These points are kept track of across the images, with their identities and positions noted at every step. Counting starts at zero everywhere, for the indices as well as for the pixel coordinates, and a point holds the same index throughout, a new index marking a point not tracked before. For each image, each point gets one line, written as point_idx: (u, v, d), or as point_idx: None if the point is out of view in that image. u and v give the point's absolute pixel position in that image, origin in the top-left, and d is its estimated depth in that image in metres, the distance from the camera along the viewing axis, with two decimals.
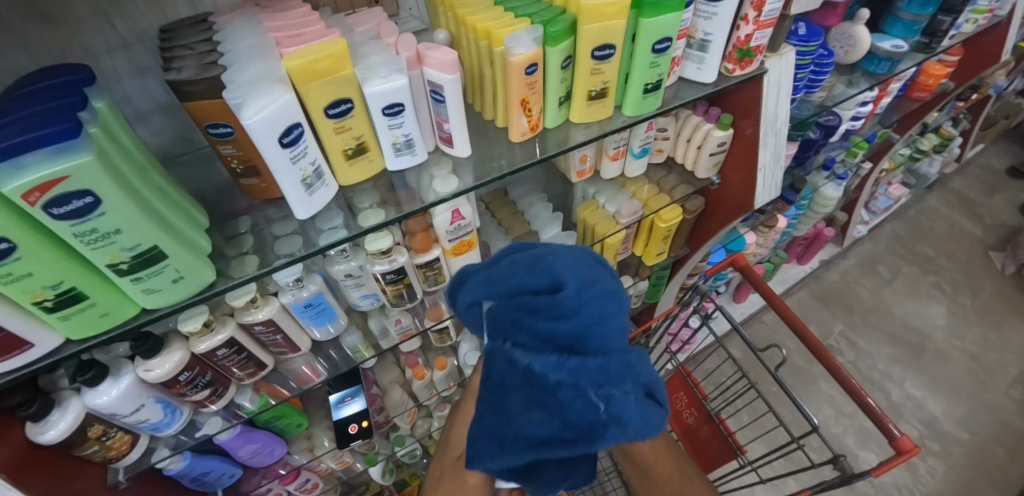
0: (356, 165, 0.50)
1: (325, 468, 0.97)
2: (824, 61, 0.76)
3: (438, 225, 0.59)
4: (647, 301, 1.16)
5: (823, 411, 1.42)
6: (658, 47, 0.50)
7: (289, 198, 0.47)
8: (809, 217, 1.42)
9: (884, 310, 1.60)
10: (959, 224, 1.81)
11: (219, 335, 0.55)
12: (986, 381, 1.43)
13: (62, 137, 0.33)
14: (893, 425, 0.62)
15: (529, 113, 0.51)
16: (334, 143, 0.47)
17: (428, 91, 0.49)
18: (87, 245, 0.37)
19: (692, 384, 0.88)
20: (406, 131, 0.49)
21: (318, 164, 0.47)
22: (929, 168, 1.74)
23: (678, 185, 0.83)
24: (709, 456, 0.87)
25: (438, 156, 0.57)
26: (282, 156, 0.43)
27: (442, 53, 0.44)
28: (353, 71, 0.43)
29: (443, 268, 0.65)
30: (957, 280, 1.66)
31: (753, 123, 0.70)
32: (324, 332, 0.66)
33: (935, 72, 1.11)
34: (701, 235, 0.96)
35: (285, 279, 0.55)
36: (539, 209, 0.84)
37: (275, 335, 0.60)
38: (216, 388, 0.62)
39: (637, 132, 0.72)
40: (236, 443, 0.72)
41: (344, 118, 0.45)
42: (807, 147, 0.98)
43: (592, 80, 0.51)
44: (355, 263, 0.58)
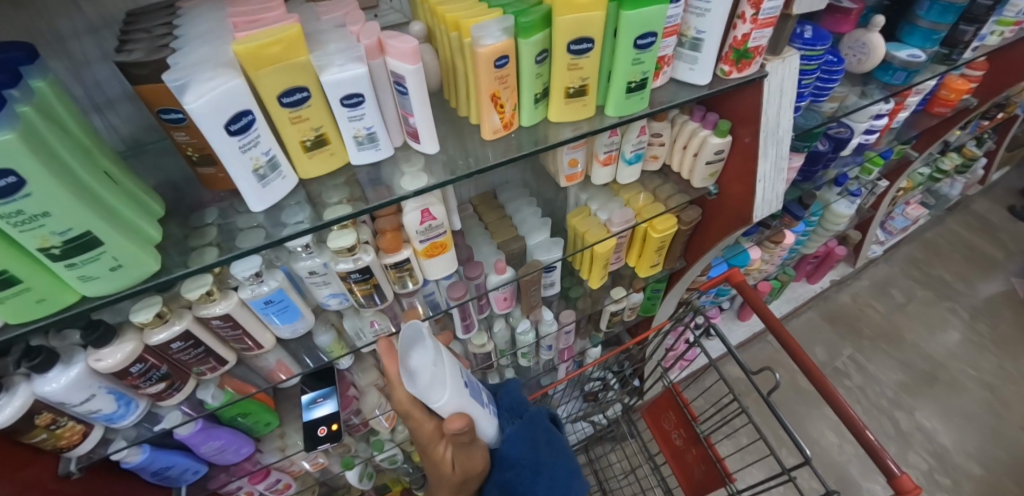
0: (316, 157, 0.48)
1: (298, 469, 0.94)
2: (832, 68, 0.72)
3: (408, 225, 0.57)
4: (644, 313, 1.10)
5: (827, 438, 1.35)
6: (641, 43, 0.47)
7: (241, 189, 0.45)
8: (820, 234, 1.36)
9: (896, 335, 1.52)
10: (981, 248, 1.72)
11: (175, 326, 0.53)
12: (1004, 415, 1.34)
13: None
14: (893, 462, 0.57)
15: (501, 110, 0.48)
16: (290, 133, 0.45)
17: (392, 83, 0.46)
18: (13, 226, 0.34)
19: (681, 404, 0.83)
20: (367, 124, 0.47)
21: (273, 154, 0.45)
22: (952, 190, 1.68)
23: (674, 195, 0.78)
24: (696, 481, 0.82)
25: (408, 152, 0.54)
26: (230, 144, 0.40)
27: (402, 42, 0.42)
28: (309, 58, 0.41)
29: (415, 270, 0.62)
30: (976, 306, 1.57)
31: (752, 131, 0.66)
32: (290, 331, 0.64)
33: (957, 86, 1.05)
34: (697, 248, 0.91)
35: (243, 274, 0.53)
36: (527, 213, 0.80)
37: (235, 330, 0.57)
38: (172, 382, 0.60)
39: (629, 135, 0.67)
40: (197, 439, 0.70)
41: (300, 107, 0.43)
42: (814, 160, 0.92)
43: (569, 76, 0.48)
44: (319, 259, 0.56)
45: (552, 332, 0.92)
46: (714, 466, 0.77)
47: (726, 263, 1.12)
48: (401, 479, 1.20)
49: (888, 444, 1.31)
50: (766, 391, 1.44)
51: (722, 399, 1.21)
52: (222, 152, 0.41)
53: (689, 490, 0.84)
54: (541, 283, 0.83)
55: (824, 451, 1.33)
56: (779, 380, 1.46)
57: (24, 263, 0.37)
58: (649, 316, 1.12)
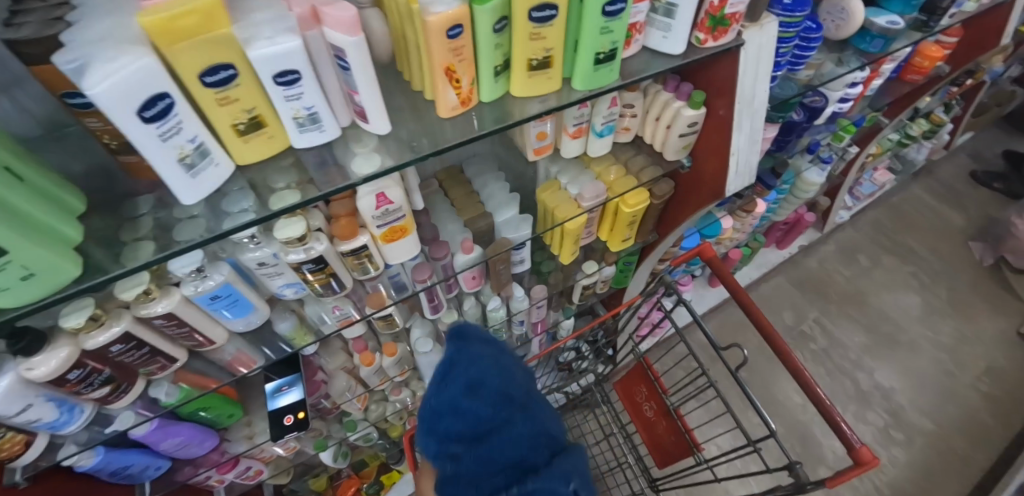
0: (252, 141, 0.44)
1: (270, 456, 0.93)
2: (810, 35, 0.69)
3: (363, 210, 0.52)
4: (615, 285, 1.09)
5: (791, 398, 1.41)
6: (610, 9, 0.42)
7: (166, 181, 0.40)
8: (790, 202, 1.37)
9: (860, 298, 1.58)
10: (942, 213, 1.78)
11: (114, 328, 0.49)
12: (955, 374, 1.43)
13: None
14: (853, 434, 0.58)
15: (457, 85, 0.44)
16: (220, 115, 0.40)
17: (333, 56, 0.41)
18: None
19: (652, 377, 0.84)
20: (307, 103, 0.42)
21: (201, 140, 0.40)
22: (918, 154, 1.71)
23: (646, 167, 0.76)
24: (667, 450, 0.84)
25: (358, 131, 0.49)
26: (147, 133, 0.35)
27: (339, 9, 0.36)
28: (233, 30, 0.36)
29: (374, 255, 0.58)
30: (935, 270, 1.64)
31: (727, 104, 0.63)
32: (245, 324, 0.60)
33: (930, 53, 1.04)
34: (669, 221, 0.90)
35: (183, 269, 0.49)
36: (494, 189, 0.76)
37: (182, 327, 0.54)
38: (118, 384, 0.56)
39: (600, 107, 0.64)
40: (156, 437, 0.67)
41: (227, 87, 0.38)
42: (789, 130, 0.91)
43: (532, 47, 0.43)
44: (268, 250, 0.52)
45: (524, 309, 0.91)
46: (683, 436, 0.79)
47: (698, 233, 1.12)
48: (379, 453, 1.21)
49: (847, 403, 1.38)
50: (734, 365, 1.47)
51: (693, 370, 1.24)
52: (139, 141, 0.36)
53: (658, 457, 0.87)
54: (511, 261, 0.80)
55: (787, 411, 1.40)
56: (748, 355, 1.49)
57: None
58: (622, 288, 1.11)
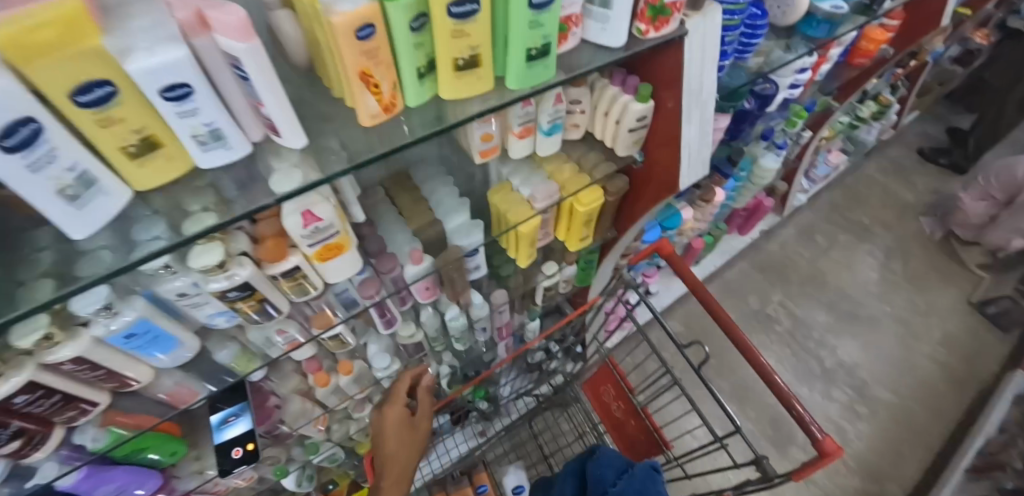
0: (147, 164, 0.39)
1: (224, 488, 0.86)
2: (755, 22, 0.68)
3: (290, 230, 0.48)
4: (579, 284, 1.08)
5: (760, 381, 1.44)
6: (538, 1, 0.39)
7: (46, 215, 0.35)
8: (749, 189, 1.37)
9: (820, 279, 1.62)
10: (893, 191, 1.84)
11: (13, 380, 0.42)
12: (913, 345, 1.48)
13: None
14: (816, 425, 0.58)
15: (377, 91, 0.40)
16: (104, 138, 0.35)
17: (230, 66, 0.36)
18: None
19: (618, 377, 0.83)
20: (206, 119, 0.37)
21: (85, 167, 0.35)
22: (868, 136, 1.74)
23: (600, 163, 0.74)
24: (638, 450, 0.83)
25: (275, 144, 0.45)
26: (11, 165, 0.30)
27: (226, 12, 0.32)
28: (104, 42, 0.31)
29: (309, 276, 0.54)
30: (889, 246, 1.69)
31: (675, 96, 0.62)
32: (173, 358, 0.56)
33: (875, 36, 1.05)
34: (628, 217, 0.88)
35: (88, 309, 0.43)
36: (444, 194, 0.73)
37: (96, 371, 0.49)
38: (31, 437, 0.50)
39: (544, 104, 0.61)
40: (87, 486, 0.62)
41: (106, 106, 0.33)
42: (743, 119, 0.91)
43: (456, 45, 0.40)
44: (187, 280, 0.47)
45: (485, 315, 0.89)
46: (652, 436, 0.78)
47: (659, 225, 1.12)
48: (348, 471, 1.17)
49: (814, 382, 1.42)
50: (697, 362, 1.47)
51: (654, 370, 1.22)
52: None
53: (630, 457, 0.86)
54: (465, 268, 0.77)
55: (757, 393, 1.42)
56: (710, 353, 1.49)
57: None
58: (586, 286, 1.09)
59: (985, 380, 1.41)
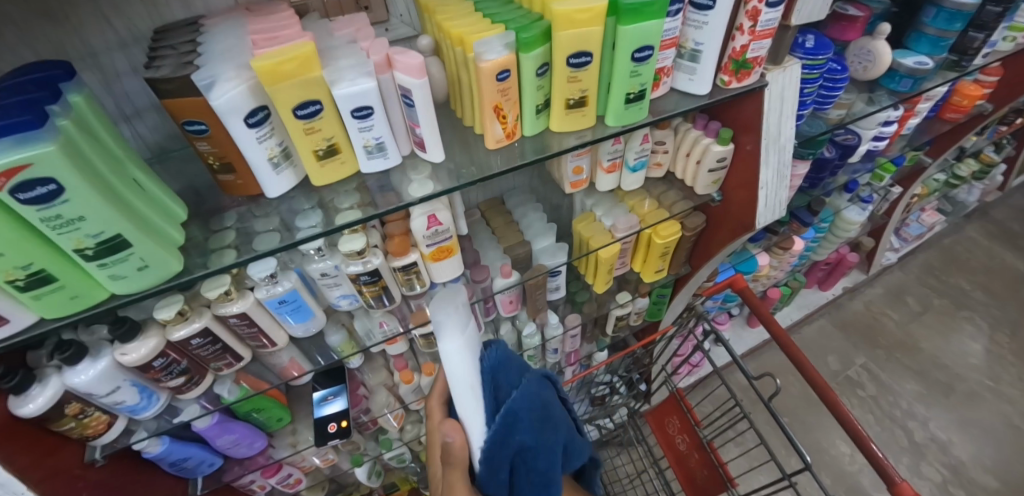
0: (328, 166, 0.49)
1: (310, 465, 0.95)
2: (836, 76, 0.73)
3: (416, 230, 0.58)
4: (649, 318, 1.11)
5: (838, 447, 1.34)
6: (639, 55, 0.48)
7: (257, 175, 0.49)
8: (830, 241, 1.34)
9: (911, 344, 1.49)
10: (1000, 257, 1.68)
11: (195, 324, 0.56)
12: (1021, 427, 1.32)
13: (26, 127, 0.35)
14: (895, 471, 0.60)
15: (504, 120, 0.50)
16: (304, 142, 0.47)
17: (400, 95, 0.48)
18: (52, 229, 0.38)
19: (685, 409, 0.84)
20: (377, 134, 0.48)
21: (286, 144, 0.49)
22: (969, 196, 1.63)
23: (678, 201, 0.80)
24: (699, 486, 0.83)
25: (416, 160, 0.56)
26: (248, 135, 0.45)
27: (409, 57, 0.43)
28: (322, 73, 0.43)
29: (422, 273, 0.63)
30: (994, 316, 1.54)
31: (754, 140, 0.68)
32: (303, 330, 0.66)
33: (969, 92, 1.04)
34: (701, 254, 0.92)
35: (259, 274, 0.55)
36: (533, 219, 0.83)
37: (252, 328, 0.60)
38: (192, 377, 0.62)
39: (632, 143, 0.71)
40: (214, 432, 0.72)
41: (313, 119, 0.45)
42: (821, 167, 0.92)
43: (570, 88, 0.49)
44: (331, 262, 0.58)
45: (558, 335, 0.95)
46: (717, 471, 0.78)
47: (733, 269, 1.13)
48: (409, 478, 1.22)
49: (901, 455, 1.30)
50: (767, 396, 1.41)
51: (725, 401, 1.20)
52: (244, 145, 0.46)
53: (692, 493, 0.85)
54: (547, 287, 0.85)
55: (834, 459, 1.32)
56: (780, 386, 1.46)
57: (61, 263, 0.43)
58: (656, 320, 1.12)
59: None
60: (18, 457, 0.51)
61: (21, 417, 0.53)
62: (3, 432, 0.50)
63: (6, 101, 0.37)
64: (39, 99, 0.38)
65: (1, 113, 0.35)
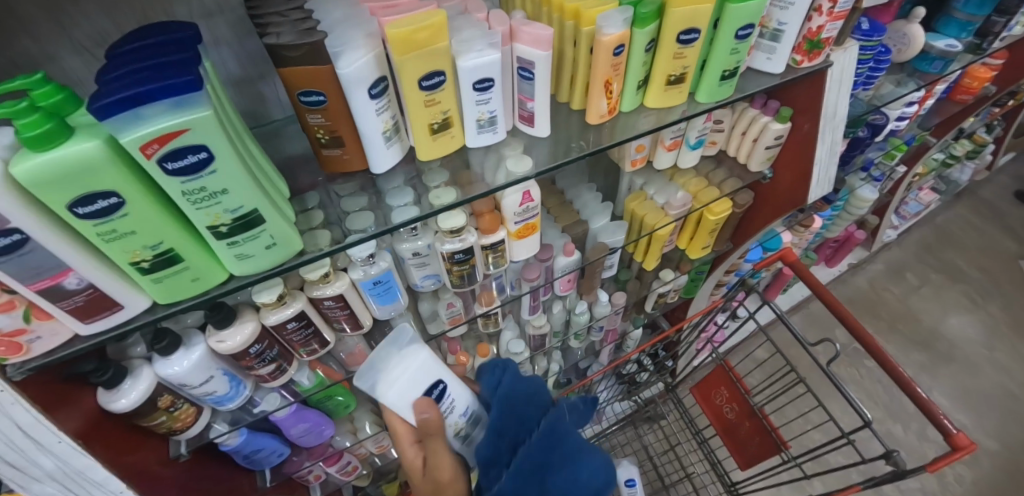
0: (439, 140, 0.50)
1: (365, 452, 0.95)
2: (882, 58, 0.76)
3: (507, 207, 0.59)
4: (684, 295, 1.14)
5: (851, 414, 1.42)
6: (741, 34, 0.50)
7: (368, 149, 0.49)
8: (844, 218, 1.40)
9: (911, 316, 1.59)
10: (989, 234, 1.78)
11: (292, 308, 0.55)
12: (1016, 393, 1.43)
13: (182, 89, 0.33)
14: (948, 421, 0.62)
15: (610, 95, 0.52)
16: (421, 116, 0.47)
17: (515, 68, 0.48)
18: (192, 203, 0.37)
19: (734, 378, 0.87)
20: (491, 107, 0.49)
21: (396, 118, 0.49)
22: (962, 175, 1.72)
23: (727, 179, 0.83)
24: (751, 452, 0.87)
25: (511, 136, 0.56)
26: (368, 106, 0.45)
27: (538, 28, 0.44)
28: (449, 43, 0.43)
29: (506, 250, 0.64)
30: (986, 289, 1.65)
31: (811, 119, 0.71)
32: (385, 312, 0.66)
33: (979, 75, 1.11)
34: (745, 230, 0.96)
35: (359, 254, 0.55)
36: (588, 198, 0.84)
37: (342, 310, 0.59)
38: (280, 364, 0.62)
39: (694, 123, 0.72)
40: (290, 421, 0.72)
41: (435, 91, 0.45)
42: (855, 146, 0.97)
43: (674, 64, 0.51)
44: (423, 241, 0.59)
45: (606, 314, 0.96)
46: (769, 436, 0.82)
47: (761, 247, 1.11)
48: None
49: (909, 421, 1.39)
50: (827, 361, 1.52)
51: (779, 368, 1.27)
52: (361, 117, 0.46)
53: (742, 458, 0.90)
54: (603, 265, 0.87)
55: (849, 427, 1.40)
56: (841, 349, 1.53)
57: (187, 243, 0.41)
58: (689, 297, 1.16)
59: None
60: (109, 453, 0.50)
61: (109, 412, 0.52)
62: (96, 427, 0.50)
63: (144, 63, 0.34)
64: (192, 60, 0.36)
65: (153, 72, 0.33)
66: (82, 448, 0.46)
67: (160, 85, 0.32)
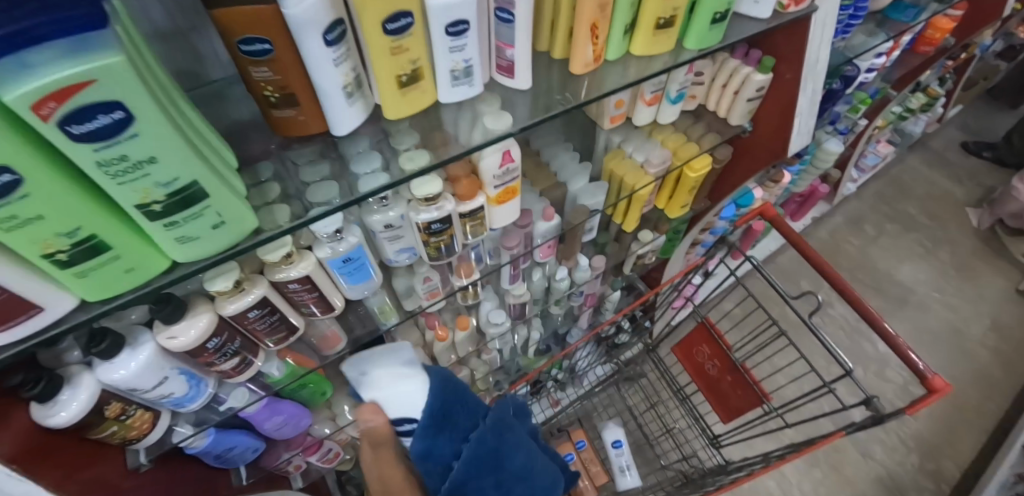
0: (409, 95, 0.44)
1: (346, 437, 0.92)
2: (861, 4, 0.75)
3: (486, 170, 0.54)
4: (662, 256, 1.13)
5: (816, 361, 1.50)
6: None
7: (326, 107, 0.43)
8: (810, 173, 1.42)
9: (869, 265, 1.66)
10: (938, 183, 1.88)
11: (252, 294, 0.49)
12: (962, 331, 1.53)
13: (82, 27, 0.26)
14: (924, 365, 0.64)
15: (596, 41, 0.47)
16: (388, 66, 0.41)
17: (492, 9, 0.43)
18: (112, 178, 0.31)
19: (716, 336, 0.88)
20: (467, 56, 0.43)
21: (358, 71, 0.43)
22: (915, 128, 1.78)
23: (706, 134, 0.81)
24: (734, 405, 0.89)
25: (488, 91, 0.51)
26: (325, 56, 0.38)
27: None
28: None
29: (486, 218, 0.60)
30: (936, 236, 1.74)
31: (794, 68, 0.68)
32: (358, 292, 0.61)
33: (942, 26, 1.12)
34: (723, 187, 0.95)
35: (324, 230, 0.50)
36: (566, 159, 0.80)
37: (310, 293, 0.54)
38: (244, 357, 0.56)
39: (676, 75, 0.69)
40: (263, 415, 0.67)
41: (402, 35, 0.39)
42: (829, 98, 0.96)
43: (664, 5, 0.47)
44: (395, 212, 0.53)
45: (587, 279, 0.94)
46: (751, 389, 0.83)
47: (735, 205, 1.11)
48: None
49: (869, 364, 1.48)
50: (808, 314, 1.56)
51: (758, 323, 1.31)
52: (317, 68, 0.39)
53: (724, 411, 0.92)
54: (582, 230, 0.83)
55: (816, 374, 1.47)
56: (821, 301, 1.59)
57: (115, 228, 0.34)
58: (666, 258, 1.16)
59: None
60: (57, 473, 0.44)
61: (51, 427, 0.46)
62: (34, 447, 0.43)
63: None
64: None
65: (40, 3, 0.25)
66: (18, 472, 0.40)
67: (52, 19, 0.25)
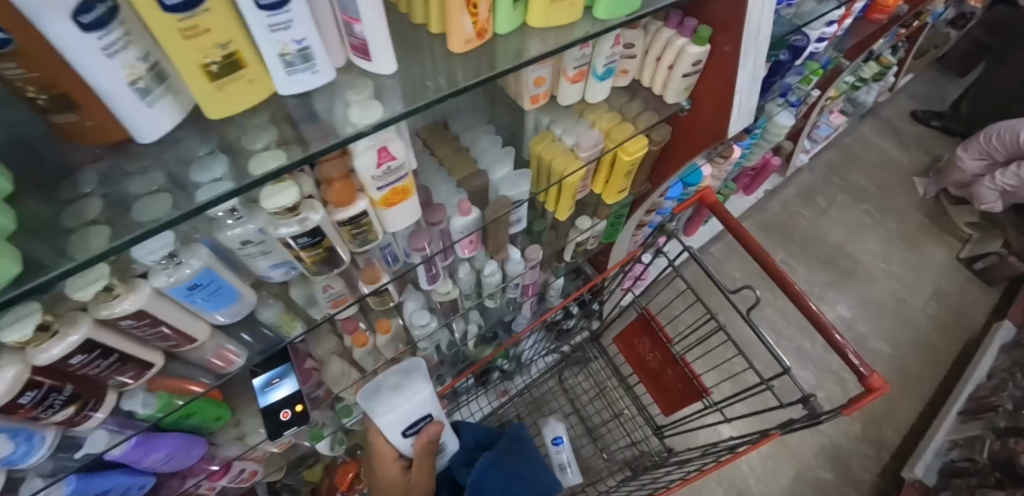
0: (227, 87, 0.35)
1: (263, 453, 0.84)
2: None
3: (362, 170, 0.45)
4: (604, 241, 1.07)
5: (766, 336, 1.50)
6: None
7: (114, 110, 0.32)
8: (761, 147, 1.37)
9: (820, 238, 1.67)
10: (888, 152, 1.88)
11: (73, 338, 0.40)
12: (906, 300, 1.57)
13: None
14: (863, 363, 0.61)
15: (475, 13, 0.38)
16: (187, 53, 0.31)
17: None
18: None
19: (657, 327, 0.83)
20: (298, 35, 0.33)
21: (154, 60, 0.32)
22: (867, 97, 1.76)
23: (643, 113, 0.74)
24: (674, 399, 0.85)
25: (357, 74, 0.42)
26: (87, 45, 0.27)
27: None
28: None
29: (374, 223, 0.52)
30: (885, 206, 1.75)
31: (733, 39, 0.61)
32: (230, 314, 0.53)
33: None
34: (664, 169, 0.88)
35: (153, 256, 0.41)
36: (486, 144, 0.71)
37: (156, 327, 0.45)
38: (85, 402, 0.47)
39: (602, 46, 0.60)
40: (137, 454, 0.59)
41: (193, 11, 0.29)
42: (775, 71, 0.90)
43: None
44: (253, 226, 0.45)
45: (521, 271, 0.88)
46: (691, 383, 0.80)
47: (681, 183, 1.05)
48: None
49: (817, 337, 1.50)
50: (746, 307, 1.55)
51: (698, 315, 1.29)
52: (80, 60, 0.28)
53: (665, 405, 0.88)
54: (508, 222, 0.75)
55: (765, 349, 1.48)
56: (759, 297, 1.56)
57: None
58: (610, 242, 1.10)
59: (971, 331, 1.52)
60: None
61: None
62: None
63: None
64: None
65: None
66: None
67: None
